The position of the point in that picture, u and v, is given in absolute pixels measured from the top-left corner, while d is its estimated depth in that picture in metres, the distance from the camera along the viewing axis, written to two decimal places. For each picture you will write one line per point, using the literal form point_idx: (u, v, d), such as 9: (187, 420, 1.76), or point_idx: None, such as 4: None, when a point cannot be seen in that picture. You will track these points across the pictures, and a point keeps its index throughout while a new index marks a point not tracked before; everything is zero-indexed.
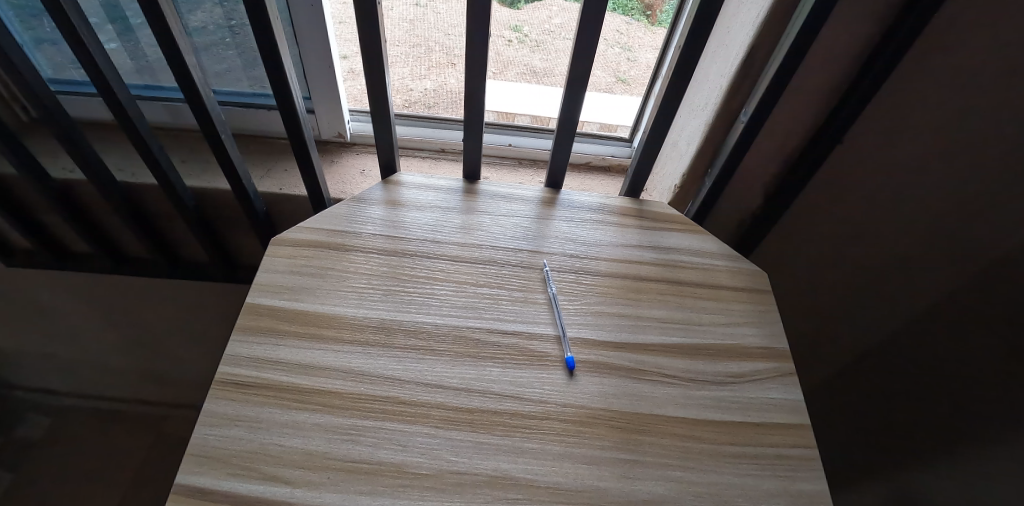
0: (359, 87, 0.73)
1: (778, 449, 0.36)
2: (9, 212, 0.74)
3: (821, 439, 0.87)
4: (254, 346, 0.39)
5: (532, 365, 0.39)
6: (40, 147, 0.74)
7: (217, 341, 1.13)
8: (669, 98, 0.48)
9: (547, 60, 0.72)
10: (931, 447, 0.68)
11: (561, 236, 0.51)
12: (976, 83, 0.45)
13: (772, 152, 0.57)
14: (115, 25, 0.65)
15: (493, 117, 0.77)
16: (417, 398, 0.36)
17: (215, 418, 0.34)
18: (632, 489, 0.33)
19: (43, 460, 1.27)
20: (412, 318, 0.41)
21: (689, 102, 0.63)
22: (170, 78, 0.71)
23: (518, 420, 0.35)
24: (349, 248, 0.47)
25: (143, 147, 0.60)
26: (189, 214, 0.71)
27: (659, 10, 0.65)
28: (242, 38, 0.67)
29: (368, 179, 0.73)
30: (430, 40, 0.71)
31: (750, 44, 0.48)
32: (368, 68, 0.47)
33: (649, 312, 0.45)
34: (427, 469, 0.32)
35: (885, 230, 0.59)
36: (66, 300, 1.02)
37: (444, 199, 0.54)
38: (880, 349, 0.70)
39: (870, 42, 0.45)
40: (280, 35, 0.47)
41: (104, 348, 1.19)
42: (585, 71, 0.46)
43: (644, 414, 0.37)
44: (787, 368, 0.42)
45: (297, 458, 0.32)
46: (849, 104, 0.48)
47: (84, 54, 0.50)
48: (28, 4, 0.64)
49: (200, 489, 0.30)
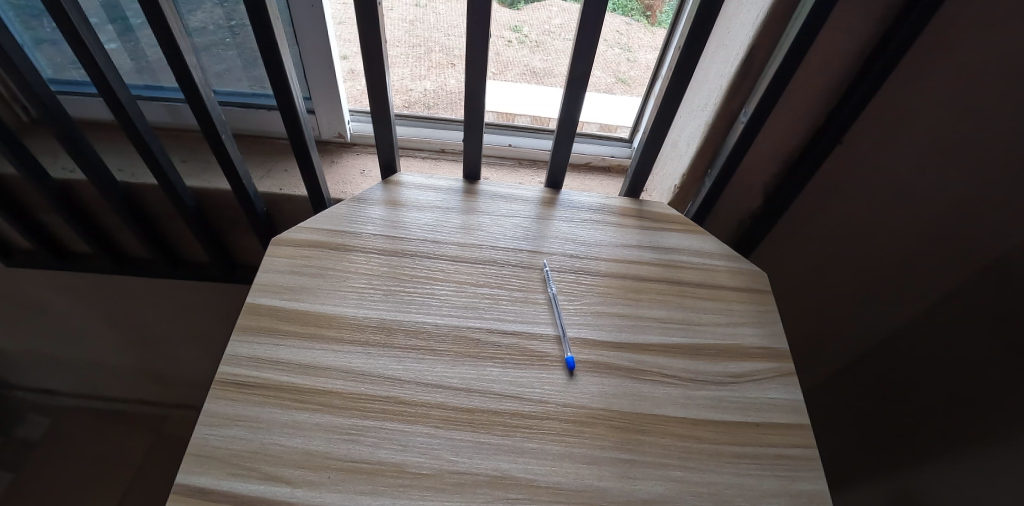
0: (359, 87, 0.74)
1: (778, 449, 0.36)
2: (8, 212, 0.74)
3: (821, 438, 0.87)
4: (255, 345, 0.39)
5: (532, 365, 0.39)
6: (40, 147, 0.74)
7: (217, 341, 1.14)
8: (669, 99, 0.48)
9: (547, 60, 0.72)
10: (931, 447, 0.68)
11: (561, 236, 0.51)
12: (976, 83, 0.45)
13: (772, 152, 0.57)
14: (116, 25, 0.65)
15: (493, 117, 0.77)
16: (417, 398, 0.36)
17: (216, 418, 0.34)
18: (632, 489, 0.33)
19: (44, 460, 1.27)
20: (412, 318, 0.42)
21: (689, 102, 0.63)
22: (170, 78, 0.71)
23: (518, 419, 0.35)
24: (349, 248, 0.47)
25: (143, 147, 0.60)
26: (189, 214, 0.71)
27: (659, 11, 0.65)
28: (243, 38, 0.67)
29: (368, 179, 0.73)
30: (430, 40, 0.71)
31: (750, 45, 0.48)
32: (368, 68, 0.47)
33: (649, 312, 0.45)
34: (428, 469, 0.32)
35: (885, 230, 0.59)
36: (66, 301, 1.02)
37: (444, 199, 0.54)
38: (880, 349, 0.71)
39: (869, 43, 0.45)
40: (280, 34, 0.47)
41: (103, 349, 1.19)
42: (585, 71, 0.46)
43: (644, 414, 0.37)
44: (786, 368, 0.42)
45: (298, 458, 0.32)
46: (850, 104, 0.48)
47: (85, 54, 0.50)
48: (28, 4, 0.64)
49: (200, 489, 0.30)
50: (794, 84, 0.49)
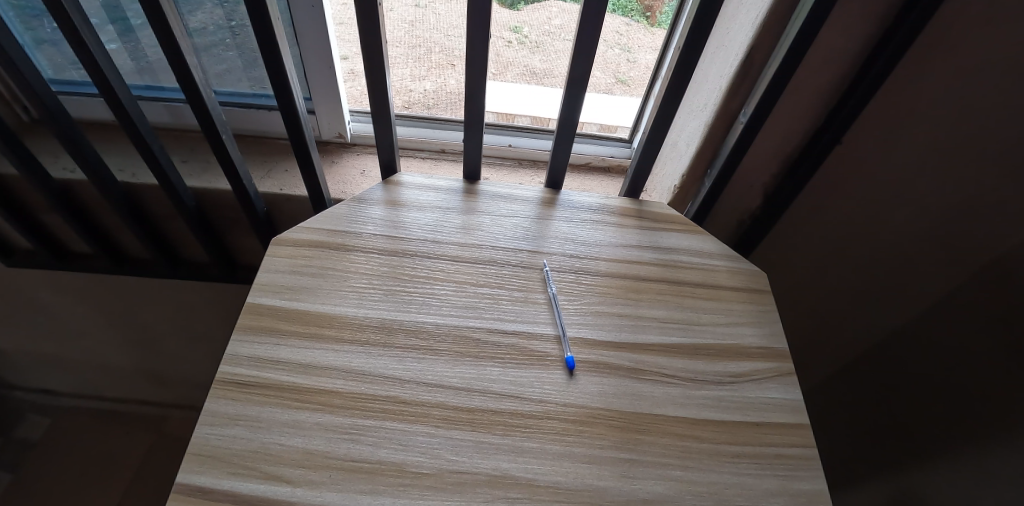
0: (359, 87, 0.74)
1: (777, 449, 0.36)
2: (8, 212, 0.74)
3: (821, 439, 0.87)
4: (255, 345, 0.39)
5: (532, 365, 0.39)
6: (40, 147, 0.74)
7: (217, 342, 1.14)
8: (668, 98, 0.48)
9: (547, 60, 0.72)
10: (931, 447, 0.68)
11: (560, 236, 0.51)
12: (975, 85, 0.45)
13: (772, 153, 0.57)
14: (116, 26, 0.65)
15: (493, 118, 0.77)
16: (417, 398, 0.36)
17: (215, 418, 0.34)
18: (632, 488, 0.33)
19: (44, 460, 1.27)
20: (413, 318, 0.42)
21: (689, 102, 0.63)
22: (171, 78, 0.72)
23: (518, 419, 0.35)
24: (349, 247, 0.47)
25: (143, 147, 0.60)
26: (189, 214, 0.71)
27: (659, 12, 0.65)
28: (243, 38, 0.67)
29: (369, 179, 0.74)
30: (430, 40, 0.71)
31: (750, 45, 0.48)
32: (368, 69, 0.47)
33: (649, 312, 0.45)
34: (428, 469, 0.32)
35: (884, 231, 0.59)
36: (65, 301, 1.02)
37: (444, 200, 0.54)
38: (879, 349, 0.71)
39: (868, 44, 0.45)
40: (280, 33, 0.47)
41: (103, 349, 1.19)
42: (585, 71, 0.46)
43: (643, 414, 0.37)
44: (786, 367, 0.42)
45: (297, 458, 0.32)
46: (849, 104, 0.48)
47: (85, 54, 0.50)
48: (28, 4, 0.64)
49: (200, 488, 0.30)
50: (793, 84, 0.50)
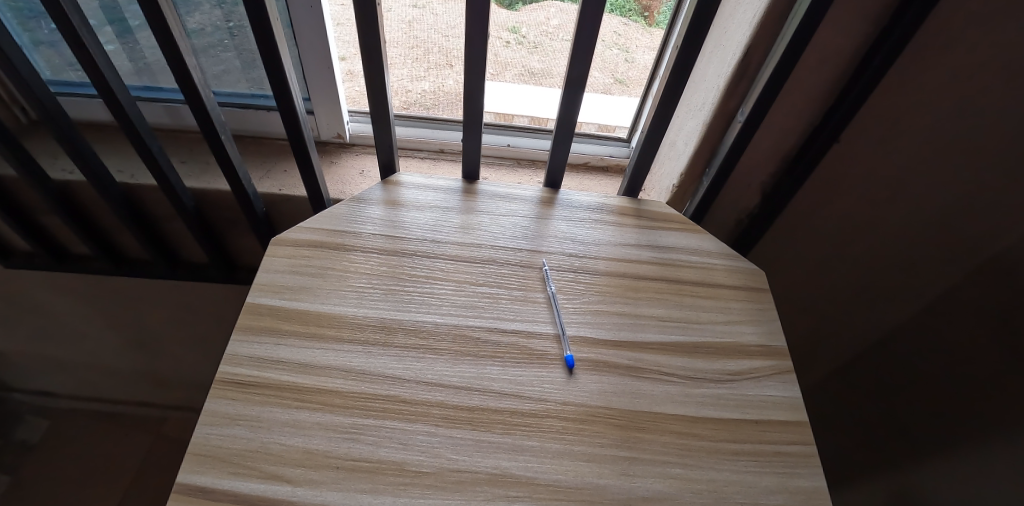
0: (358, 88, 0.74)
1: (777, 447, 0.36)
2: (8, 212, 0.74)
3: (822, 441, 0.87)
4: (254, 345, 0.39)
5: (532, 364, 0.39)
6: (40, 148, 0.75)
7: (217, 342, 1.14)
8: (666, 97, 0.48)
9: (545, 61, 0.73)
10: (931, 445, 0.68)
11: (559, 235, 0.52)
12: (972, 87, 0.46)
13: (768, 153, 0.57)
14: (114, 27, 0.65)
15: (493, 118, 0.77)
16: (417, 397, 0.36)
17: (216, 418, 0.34)
18: (632, 486, 0.33)
19: (40, 463, 1.27)
20: (413, 317, 0.42)
21: (688, 102, 0.63)
22: (169, 79, 0.71)
23: (518, 418, 0.35)
24: (348, 248, 0.47)
25: (142, 147, 0.60)
26: (188, 214, 0.71)
27: (657, 12, 0.65)
28: (241, 39, 0.67)
29: (368, 180, 0.74)
30: (429, 41, 0.71)
31: (747, 46, 0.48)
32: (368, 69, 0.47)
33: (649, 311, 0.45)
34: (428, 467, 0.32)
35: (882, 230, 0.60)
36: (64, 302, 1.01)
37: (443, 199, 0.54)
38: (878, 348, 0.71)
39: (864, 45, 0.46)
40: (279, 34, 0.47)
41: (101, 349, 1.18)
42: (583, 71, 0.46)
43: (643, 413, 0.37)
44: (784, 366, 0.43)
45: (297, 457, 0.32)
46: (846, 103, 0.49)
47: (83, 55, 0.50)
48: (27, 5, 0.64)
49: (200, 488, 0.30)
50: (789, 84, 0.50)
